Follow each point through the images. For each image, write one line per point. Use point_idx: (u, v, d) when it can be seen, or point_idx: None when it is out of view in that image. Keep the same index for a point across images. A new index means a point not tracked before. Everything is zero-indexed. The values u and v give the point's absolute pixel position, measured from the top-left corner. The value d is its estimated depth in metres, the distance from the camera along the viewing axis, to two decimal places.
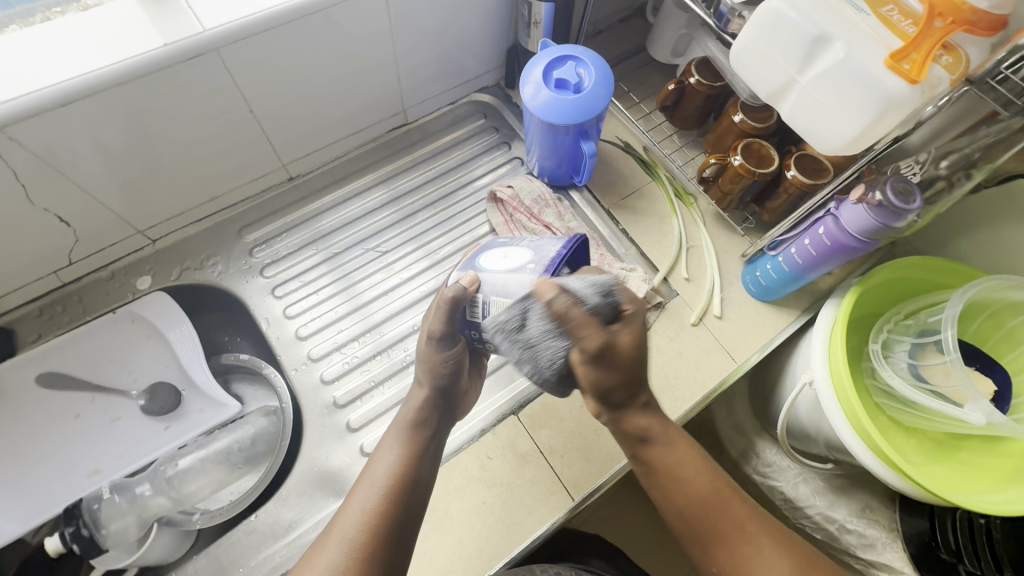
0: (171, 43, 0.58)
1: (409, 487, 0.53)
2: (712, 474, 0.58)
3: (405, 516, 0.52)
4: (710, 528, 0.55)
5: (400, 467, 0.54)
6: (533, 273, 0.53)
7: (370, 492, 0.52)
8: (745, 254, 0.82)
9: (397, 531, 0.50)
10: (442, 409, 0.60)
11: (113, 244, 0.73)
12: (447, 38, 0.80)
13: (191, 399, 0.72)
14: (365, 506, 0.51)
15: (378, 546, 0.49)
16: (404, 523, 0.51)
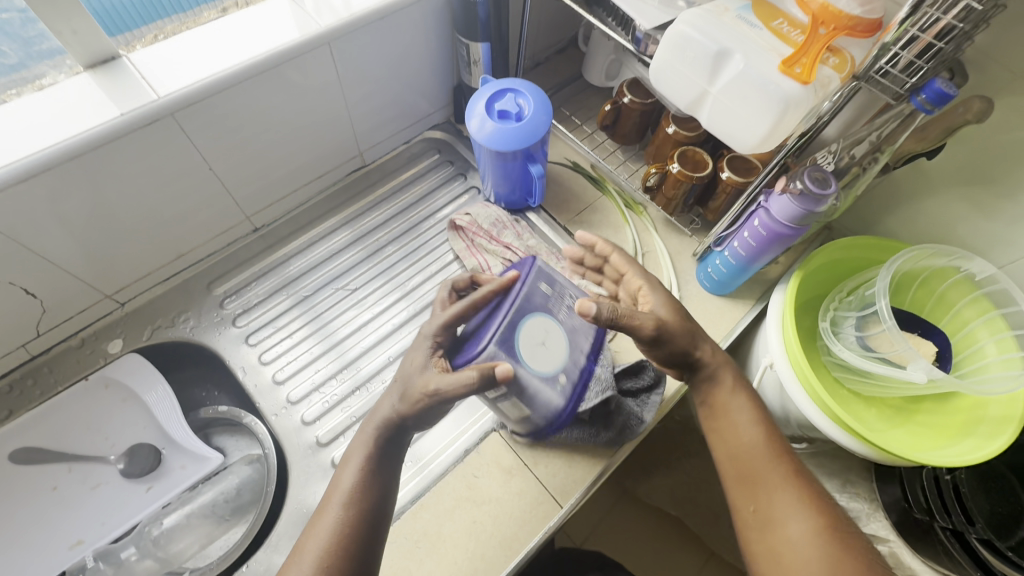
0: (126, 112, 0.60)
1: (371, 502, 0.55)
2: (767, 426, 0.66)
3: (372, 526, 0.55)
4: (751, 473, 0.64)
5: (363, 483, 0.56)
6: (561, 390, 0.62)
7: (337, 509, 0.54)
8: (697, 252, 0.87)
9: (362, 545, 0.54)
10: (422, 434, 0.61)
11: (81, 311, 0.74)
12: (394, 82, 0.85)
13: (172, 456, 0.72)
14: (331, 524, 0.54)
15: (344, 560, 0.52)
16: (369, 538, 0.54)
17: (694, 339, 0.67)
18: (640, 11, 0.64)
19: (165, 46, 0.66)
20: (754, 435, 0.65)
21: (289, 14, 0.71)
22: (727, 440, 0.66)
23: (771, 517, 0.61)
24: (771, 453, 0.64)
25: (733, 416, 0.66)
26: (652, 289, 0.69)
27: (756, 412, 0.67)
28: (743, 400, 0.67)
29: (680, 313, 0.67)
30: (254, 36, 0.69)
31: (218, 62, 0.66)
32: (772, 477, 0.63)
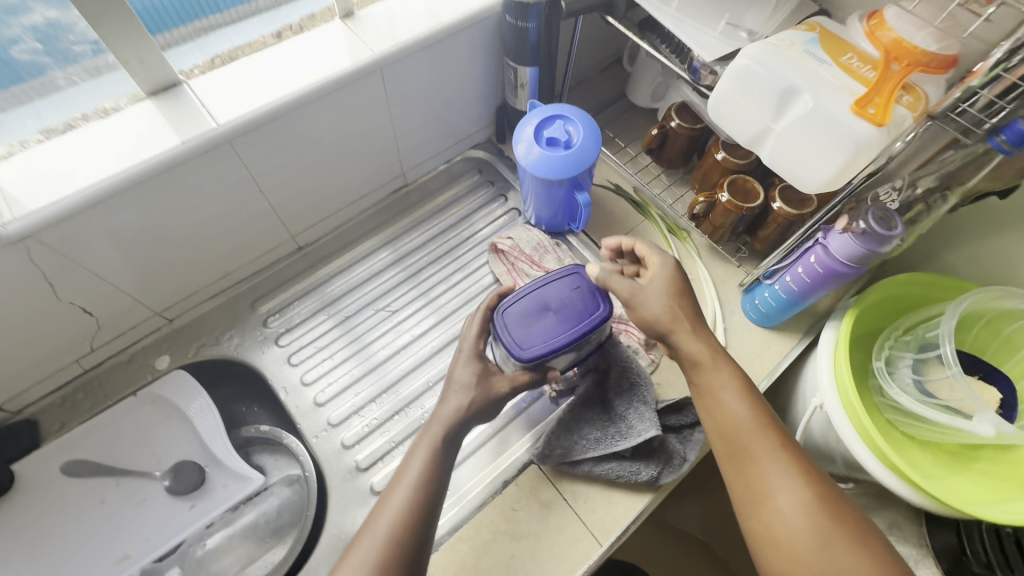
0: (186, 140, 0.61)
1: (433, 492, 0.58)
2: (756, 402, 0.62)
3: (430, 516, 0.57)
4: (742, 450, 0.60)
5: (426, 477, 0.58)
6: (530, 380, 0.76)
7: (402, 495, 0.57)
8: (743, 283, 0.85)
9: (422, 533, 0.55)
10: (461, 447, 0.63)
11: (132, 327, 0.75)
12: (439, 104, 0.86)
13: (215, 475, 0.72)
14: (387, 524, 0.55)
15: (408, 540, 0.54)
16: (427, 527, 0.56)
17: (682, 323, 0.65)
18: (701, 39, 0.62)
19: (223, 73, 0.67)
20: (741, 411, 0.61)
21: (342, 40, 0.71)
22: (713, 419, 0.62)
23: (761, 492, 0.58)
24: (760, 428, 0.60)
25: (721, 394, 0.62)
26: (659, 273, 0.67)
27: (742, 389, 0.62)
28: (729, 376, 0.63)
29: (670, 302, 0.65)
30: (309, 63, 0.69)
31: (274, 90, 0.67)
32: (761, 453, 0.59)
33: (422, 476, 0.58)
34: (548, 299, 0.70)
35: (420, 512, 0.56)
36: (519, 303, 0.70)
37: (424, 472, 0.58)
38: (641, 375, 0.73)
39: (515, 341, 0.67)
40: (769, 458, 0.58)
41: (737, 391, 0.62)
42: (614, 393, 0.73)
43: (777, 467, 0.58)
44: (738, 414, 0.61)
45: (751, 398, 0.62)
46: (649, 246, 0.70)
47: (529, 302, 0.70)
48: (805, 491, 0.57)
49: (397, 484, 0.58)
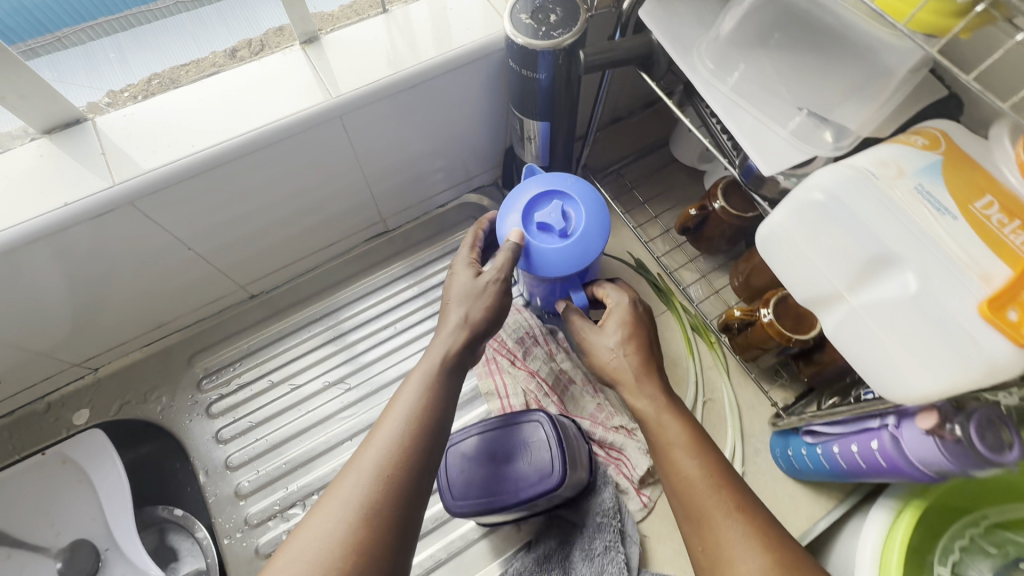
0: (72, 203, 0.49)
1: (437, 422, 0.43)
2: (714, 455, 0.48)
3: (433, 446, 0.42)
4: (691, 506, 0.45)
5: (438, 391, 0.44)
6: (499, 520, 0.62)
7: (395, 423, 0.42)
8: (777, 421, 0.65)
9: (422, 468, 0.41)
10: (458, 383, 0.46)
11: (46, 377, 0.67)
12: (429, 147, 0.70)
13: (113, 563, 0.63)
14: (387, 441, 0.41)
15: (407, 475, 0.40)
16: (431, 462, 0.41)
17: (628, 368, 0.54)
18: (762, 145, 0.43)
19: (145, 108, 0.54)
20: (694, 463, 0.47)
21: (301, 73, 0.56)
22: (662, 474, 0.49)
23: (715, 558, 0.43)
24: (714, 484, 0.46)
25: (671, 445, 0.49)
26: (613, 315, 0.57)
27: (692, 440, 0.49)
28: (678, 424, 0.50)
29: (619, 347, 0.55)
30: (252, 99, 0.55)
31: (199, 135, 0.53)
32: (716, 513, 0.44)
33: (420, 411, 0.43)
34: (500, 447, 0.56)
35: (417, 464, 0.41)
36: (475, 437, 0.57)
37: (419, 409, 0.43)
38: (618, 534, 0.58)
39: (454, 483, 0.55)
40: (722, 513, 0.44)
41: (689, 443, 0.48)
42: (578, 556, 0.58)
43: (736, 527, 0.43)
44: (685, 467, 0.47)
45: (709, 449, 0.49)
46: (611, 288, 0.60)
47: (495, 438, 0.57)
48: (777, 561, 0.41)
49: (387, 416, 0.43)
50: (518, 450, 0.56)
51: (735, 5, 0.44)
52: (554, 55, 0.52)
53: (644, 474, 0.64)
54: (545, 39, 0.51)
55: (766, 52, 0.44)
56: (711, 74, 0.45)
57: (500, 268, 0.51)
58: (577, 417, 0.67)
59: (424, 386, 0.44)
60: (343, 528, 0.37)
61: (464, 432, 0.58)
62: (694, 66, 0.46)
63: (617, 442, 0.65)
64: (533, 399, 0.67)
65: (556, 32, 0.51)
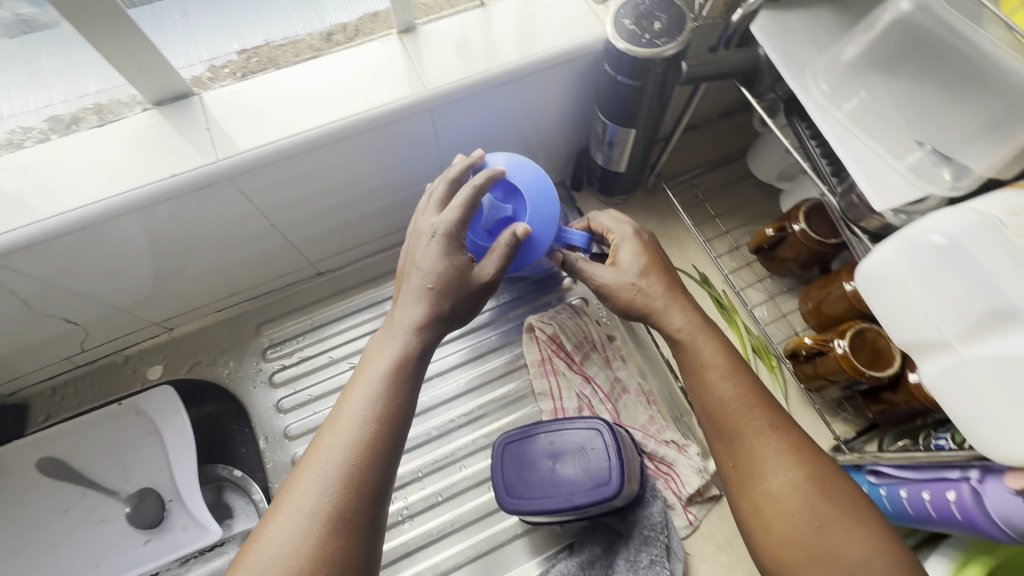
0: (178, 175, 0.52)
1: (392, 422, 0.42)
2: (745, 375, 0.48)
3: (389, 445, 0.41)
4: (727, 430, 0.46)
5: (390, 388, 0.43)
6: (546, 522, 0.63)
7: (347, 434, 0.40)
8: (836, 455, 0.64)
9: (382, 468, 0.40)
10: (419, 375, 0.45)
11: (128, 332, 0.71)
12: (506, 143, 0.70)
13: (176, 513, 0.67)
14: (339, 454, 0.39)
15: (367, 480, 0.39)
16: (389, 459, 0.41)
17: (657, 297, 0.51)
18: (874, 178, 0.41)
19: (247, 87, 0.56)
20: (728, 385, 0.47)
21: (395, 63, 0.57)
22: (695, 397, 0.49)
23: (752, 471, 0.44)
24: (751, 405, 0.46)
25: (705, 367, 0.48)
26: (623, 247, 0.54)
27: (724, 360, 0.48)
28: (713, 346, 0.49)
29: (640, 277, 0.52)
30: (347, 87, 0.56)
31: (295, 118, 0.54)
32: (751, 431, 0.45)
33: (373, 414, 0.41)
34: (557, 449, 0.56)
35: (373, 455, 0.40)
36: (533, 437, 0.57)
37: (372, 413, 0.41)
38: (666, 551, 0.58)
39: (508, 481, 0.56)
40: (760, 432, 0.45)
41: (722, 368, 0.48)
42: (622, 566, 0.58)
43: (767, 445, 0.44)
44: (721, 392, 0.47)
45: (740, 369, 0.48)
46: (609, 220, 0.57)
47: (554, 440, 0.57)
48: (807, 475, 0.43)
49: (337, 422, 0.41)
50: (574, 454, 0.56)
51: (859, 32, 0.44)
52: (653, 63, 0.51)
53: (694, 492, 0.63)
54: (647, 47, 0.50)
55: (894, 80, 0.43)
56: (825, 98, 0.44)
57: (491, 263, 0.48)
58: (630, 427, 0.66)
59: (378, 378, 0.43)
60: (304, 532, 0.37)
61: (522, 431, 0.58)
62: (807, 89, 0.44)
63: (668, 458, 0.64)
64: (587, 404, 0.67)
65: (660, 41, 0.50)
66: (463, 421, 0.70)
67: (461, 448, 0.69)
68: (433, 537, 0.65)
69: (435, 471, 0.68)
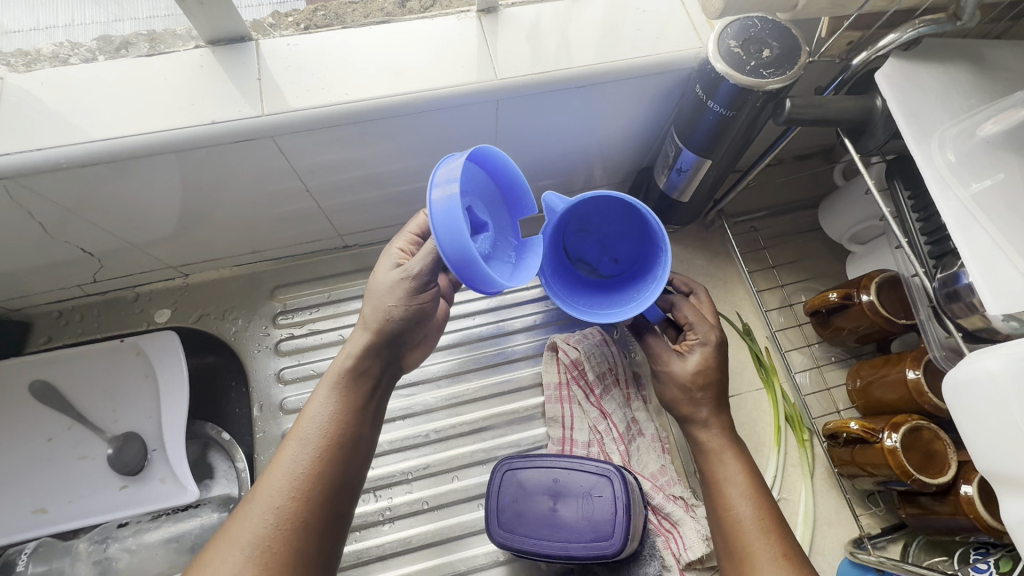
0: (218, 123, 0.49)
1: (343, 446, 0.44)
2: (768, 500, 0.48)
3: (337, 472, 0.43)
4: (737, 550, 0.46)
5: (341, 418, 0.45)
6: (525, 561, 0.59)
7: (296, 458, 0.42)
8: (854, 553, 0.57)
9: (333, 493, 0.43)
10: (371, 396, 0.47)
11: (143, 271, 0.69)
12: (567, 149, 0.65)
13: (157, 464, 0.65)
14: (287, 479, 0.42)
15: (311, 505, 0.41)
16: (340, 484, 0.43)
17: (702, 406, 0.52)
18: (992, 275, 0.36)
19: (309, 41, 0.52)
20: (749, 508, 0.47)
21: (469, 43, 0.53)
22: (714, 510, 0.49)
23: None
24: (766, 532, 0.46)
25: (728, 485, 0.49)
26: (698, 348, 0.52)
27: (751, 485, 0.49)
28: (741, 467, 0.50)
29: (694, 388, 0.52)
30: (413, 61, 0.52)
31: (354, 85, 0.50)
32: (760, 557, 0.45)
33: (325, 437, 0.43)
34: (559, 489, 0.52)
35: (325, 460, 0.43)
36: (536, 471, 0.53)
37: (326, 435, 0.43)
38: None
39: (499, 512, 0.52)
40: (770, 560, 0.45)
41: (745, 488, 0.49)
42: None
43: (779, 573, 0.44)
44: (738, 510, 0.47)
45: (762, 496, 0.48)
46: (694, 313, 0.53)
47: (559, 480, 0.52)
48: None
49: (289, 446, 0.43)
50: (578, 499, 0.51)
51: (1009, 107, 0.37)
52: (751, 95, 0.46)
53: (695, 559, 0.57)
54: (750, 77, 0.45)
55: None
56: (948, 171, 0.39)
57: (419, 260, 0.46)
58: (639, 475, 0.61)
59: (341, 395, 0.45)
60: (263, 543, 0.39)
61: (524, 462, 0.54)
62: (930, 157, 0.40)
63: (674, 516, 0.59)
64: (598, 440, 0.63)
65: (765, 71, 0.45)
66: (464, 430, 0.66)
67: (458, 458, 0.65)
68: (411, 546, 0.61)
69: (426, 476, 0.64)
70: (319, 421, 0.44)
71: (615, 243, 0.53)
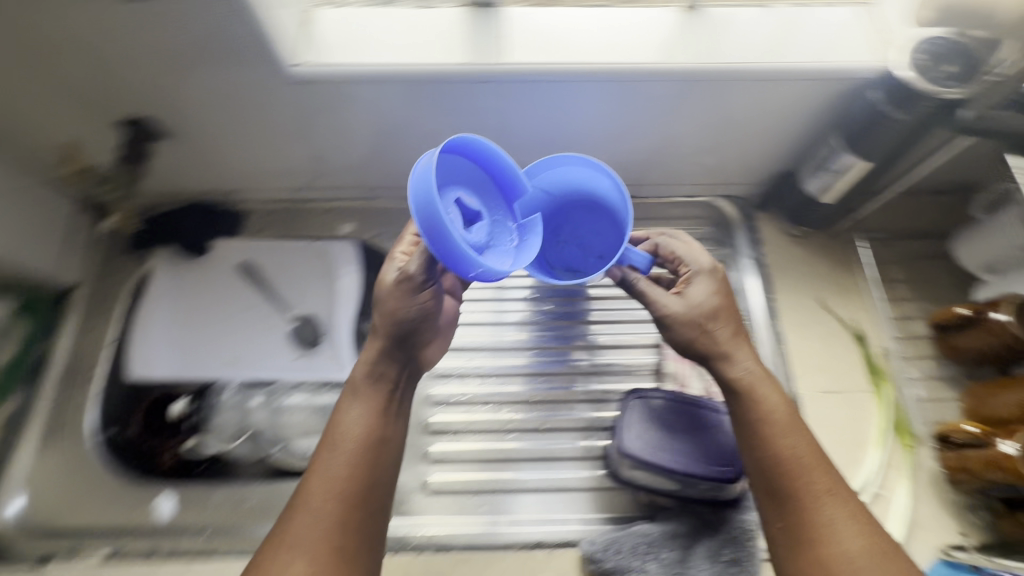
0: (465, 64, 0.60)
1: (366, 450, 0.53)
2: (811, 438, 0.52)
3: (364, 471, 0.52)
4: (781, 487, 0.50)
5: (361, 428, 0.54)
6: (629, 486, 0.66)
7: (326, 468, 0.52)
8: (950, 553, 0.62)
9: (363, 488, 0.51)
10: (388, 401, 0.56)
11: (338, 188, 0.82)
12: (725, 140, 0.73)
13: (326, 345, 0.77)
14: (320, 487, 0.51)
15: (346, 500, 0.50)
16: (368, 481, 0.52)
17: (719, 337, 0.56)
18: None
19: (541, 13, 0.63)
20: (790, 444, 0.51)
21: (675, 32, 0.62)
22: (750, 449, 0.53)
23: (807, 532, 0.48)
24: (812, 467, 0.51)
25: (767, 421, 0.53)
26: (695, 279, 0.58)
27: (788, 417, 0.53)
28: (779, 398, 0.54)
29: (705, 319, 0.56)
30: (624, 40, 0.62)
31: (575, 52, 0.61)
32: (806, 495, 0.49)
33: (349, 446, 0.53)
34: (682, 422, 0.64)
35: (351, 462, 0.52)
36: (666, 404, 0.65)
37: (350, 445, 0.53)
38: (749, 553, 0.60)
39: (630, 431, 0.63)
40: (817, 495, 0.49)
41: (785, 422, 0.53)
42: (700, 556, 0.60)
43: (828, 507, 0.49)
44: (777, 445, 0.51)
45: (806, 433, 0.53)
46: (685, 248, 0.60)
47: (683, 416, 0.64)
48: (866, 542, 0.48)
49: (319, 459, 0.53)
50: (699, 432, 0.63)
51: None
52: (925, 100, 0.56)
53: None
54: (930, 83, 0.55)
55: None
56: None
57: (413, 261, 0.55)
58: None
59: (362, 410, 0.54)
60: (308, 537, 0.48)
61: (655, 396, 0.66)
62: None
63: None
64: None
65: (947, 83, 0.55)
66: (585, 371, 0.74)
67: (578, 393, 0.73)
68: (528, 458, 0.70)
69: (547, 402, 0.73)
70: (344, 435, 0.53)
71: (592, 241, 0.59)
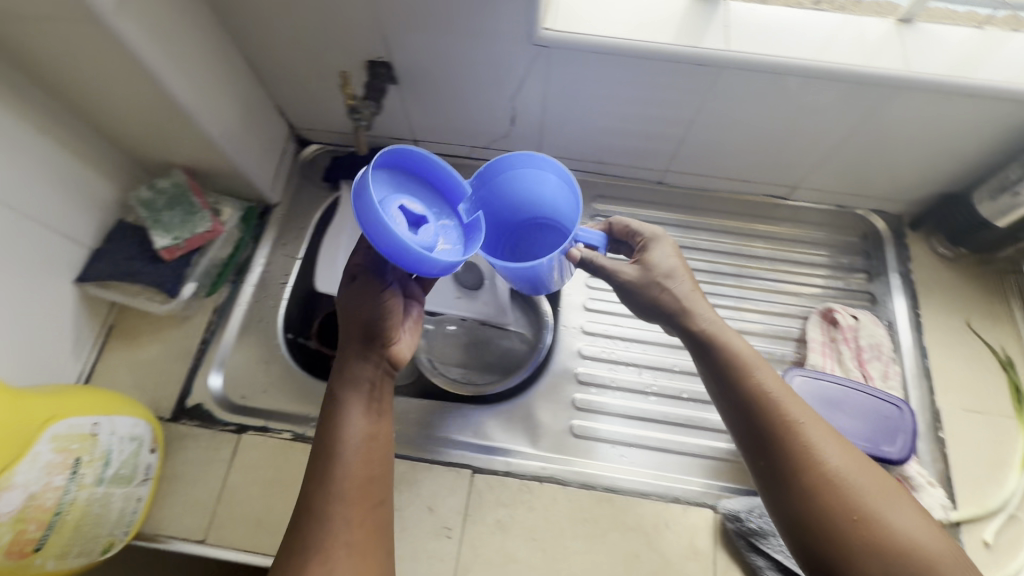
0: (692, 47, 0.65)
1: (363, 445, 0.52)
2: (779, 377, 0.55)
3: (364, 471, 0.52)
4: (773, 430, 0.52)
5: (354, 428, 0.53)
6: None
7: (331, 476, 0.50)
8: None
9: (367, 479, 0.52)
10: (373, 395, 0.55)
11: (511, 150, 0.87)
12: (905, 154, 0.75)
13: (486, 289, 0.81)
14: (328, 497, 0.50)
15: (356, 493, 0.50)
16: (370, 475, 0.52)
17: (680, 291, 0.60)
18: None
19: (763, 9, 0.68)
20: (769, 378, 0.54)
21: (890, 44, 0.66)
22: (736, 403, 0.55)
23: (807, 461, 0.50)
24: (788, 399, 0.53)
25: (744, 363, 0.56)
26: (651, 246, 0.62)
27: (754, 356, 0.56)
28: (743, 343, 0.58)
29: (665, 280, 0.60)
30: (839, 44, 0.65)
31: (793, 49, 0.65)
32: (795, 432, 0.51)
33: (347, 450, 0.52)
34: (851, 404, 0.70)
35: (349, 465, 0.51)
36: (836, 387, 0.71)
37: (348, 447, 0.52)
38: None
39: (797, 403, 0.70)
40: (803, 426, 0.51)
41: (763, 370, 0.55)
42: None
43: (819, 434, 0.51)
44: (751, 385, 0.54)
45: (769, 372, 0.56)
46: (635, 220, 0.64)
47: (852, 400, 0.70)
48: (854, 460, 0.50)
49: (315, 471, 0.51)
50: (869, 416, 0.69)
51: None
52: None
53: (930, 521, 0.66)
54: None
55: None
56: None
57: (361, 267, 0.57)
58: None
59: (353, 413, 0.53)
60: (325, 543, 0.48)
61: (827, 378, 0.72)
62: None
63: (916, 482, 0.67)
64: None
65: None
66: None
67: None
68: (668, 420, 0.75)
69: (688, 375, 0.78)
70: (344, 441, 0.52)
71: (545, 238, 0.66)
